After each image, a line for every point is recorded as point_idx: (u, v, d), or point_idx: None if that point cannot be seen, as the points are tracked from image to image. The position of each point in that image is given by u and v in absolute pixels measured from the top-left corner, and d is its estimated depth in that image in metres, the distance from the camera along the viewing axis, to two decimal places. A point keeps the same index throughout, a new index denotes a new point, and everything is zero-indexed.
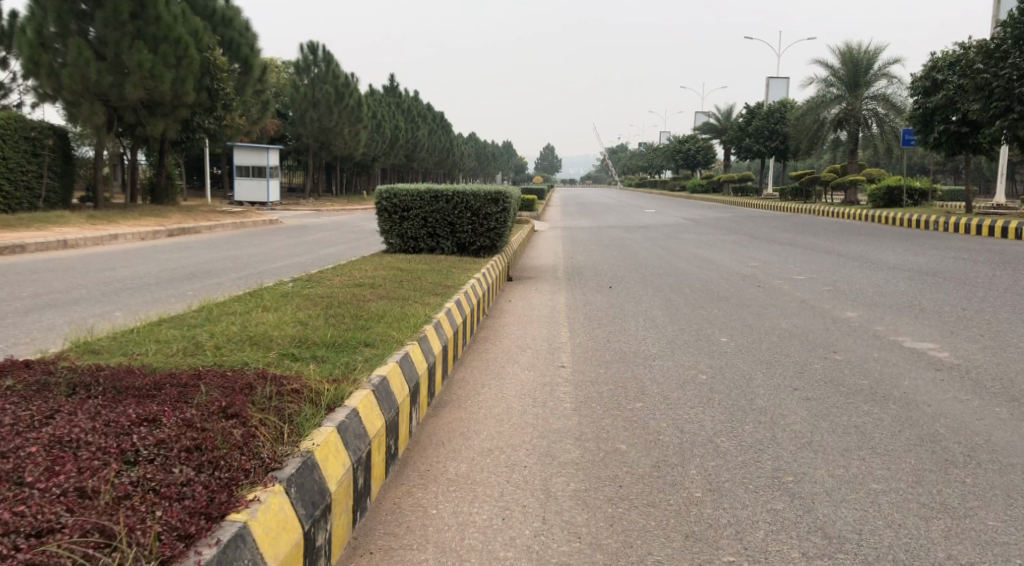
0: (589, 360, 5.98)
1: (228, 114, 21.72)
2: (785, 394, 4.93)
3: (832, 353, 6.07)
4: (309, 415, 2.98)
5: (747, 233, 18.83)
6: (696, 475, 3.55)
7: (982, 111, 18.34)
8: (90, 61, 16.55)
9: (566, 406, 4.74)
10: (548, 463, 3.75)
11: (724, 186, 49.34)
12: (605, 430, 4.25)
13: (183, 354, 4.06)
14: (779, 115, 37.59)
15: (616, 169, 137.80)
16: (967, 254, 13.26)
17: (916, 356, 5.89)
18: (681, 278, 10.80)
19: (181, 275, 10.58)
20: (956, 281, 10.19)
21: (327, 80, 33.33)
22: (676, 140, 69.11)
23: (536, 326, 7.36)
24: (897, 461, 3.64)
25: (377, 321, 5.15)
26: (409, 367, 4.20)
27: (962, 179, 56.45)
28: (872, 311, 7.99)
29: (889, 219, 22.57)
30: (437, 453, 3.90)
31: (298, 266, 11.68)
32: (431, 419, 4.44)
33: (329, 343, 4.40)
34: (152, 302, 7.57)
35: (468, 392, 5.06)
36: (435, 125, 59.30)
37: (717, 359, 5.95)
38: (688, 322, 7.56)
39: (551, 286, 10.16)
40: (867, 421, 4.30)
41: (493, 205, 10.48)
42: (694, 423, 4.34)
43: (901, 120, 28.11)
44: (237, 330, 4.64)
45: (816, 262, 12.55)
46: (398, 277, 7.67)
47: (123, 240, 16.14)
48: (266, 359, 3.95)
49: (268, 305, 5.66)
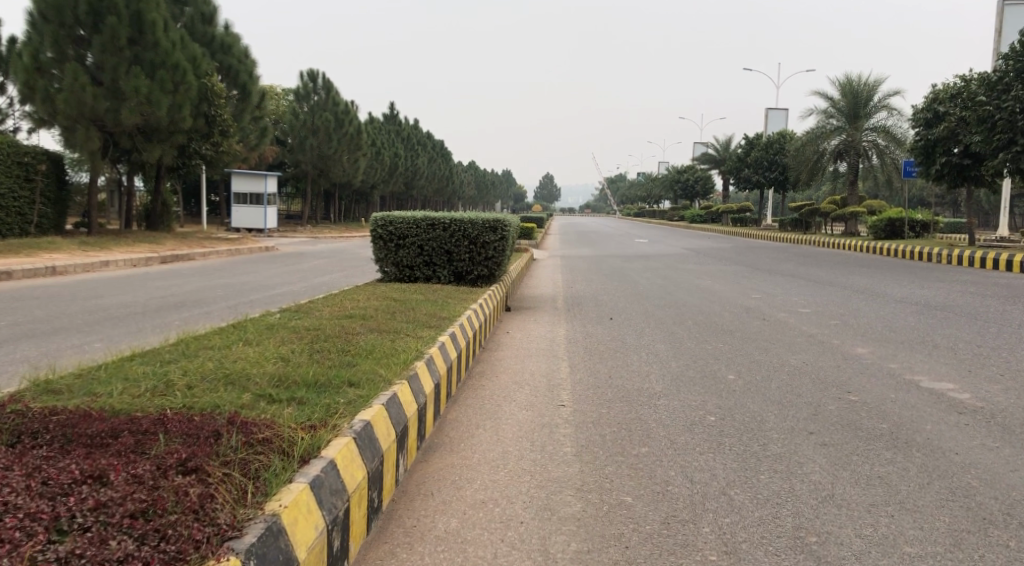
0: (589, 398, 5.64)
1: (226, 140, 21.57)
2: (799, 439, 4.60)
3: (847, 393, 5.76)
4: (279, 470, 2.66)
5: (749, 264, 18.59)
6: (710, 535, 3.22)
7: (985, 144, 18.20)
8: (86, 87, 16.37)
9: (566, 450, 4.41)
10: (546, 519, 3.42)
11: (723, 216, 49.29)
12: (608, 479, 3.92)
13: (150, 395, 3.74)
14: (779, 146, 37.62)
15: (615, 199, 138.24)
16: (976, 288, 13.00)
17: (935, 397, 5.57)
18: (682, 310, 10.51)
19: (168, 304, 10.28)
20: (966, 316, 9.91)
21: (326, 107, 33.34)
22: (674, 171, 69.34)
23: (534, 361, 7.04)
24: (930, 520, 3.31)
25: (364, 357, 4.83)
26: (397, 411, 3.88)
27: (961, 211, 56.48)
28: (884, 347, 7.68)
29: (892, 251, 22.35)
30: (425, 506, 3.56)
31: (289, 295, 11.36)
32: (421, 466, 4.11)
33: (311, 383, 4.07)
34: (133, 333, 7.25)
35: (461, 434, 4.73)
36: (435, 154, 59.48)
37: (726, 398, 5.64)
38: (692, 357, 7.24)
39: (551, 317, 9.85)
40: (891, 471, 3.97)
41: (491, 234, 10.21)
42: (704, 471, 4.02)
43: (902, 151, 28.02)
44: (213, 368, 4.32)
45: (821, 295, 12.28)
46: (391, 308, 7.37)
47: (115, 267, 15.85)
48: (240, 402, 3.62)
49: (252, 338, 5.34)
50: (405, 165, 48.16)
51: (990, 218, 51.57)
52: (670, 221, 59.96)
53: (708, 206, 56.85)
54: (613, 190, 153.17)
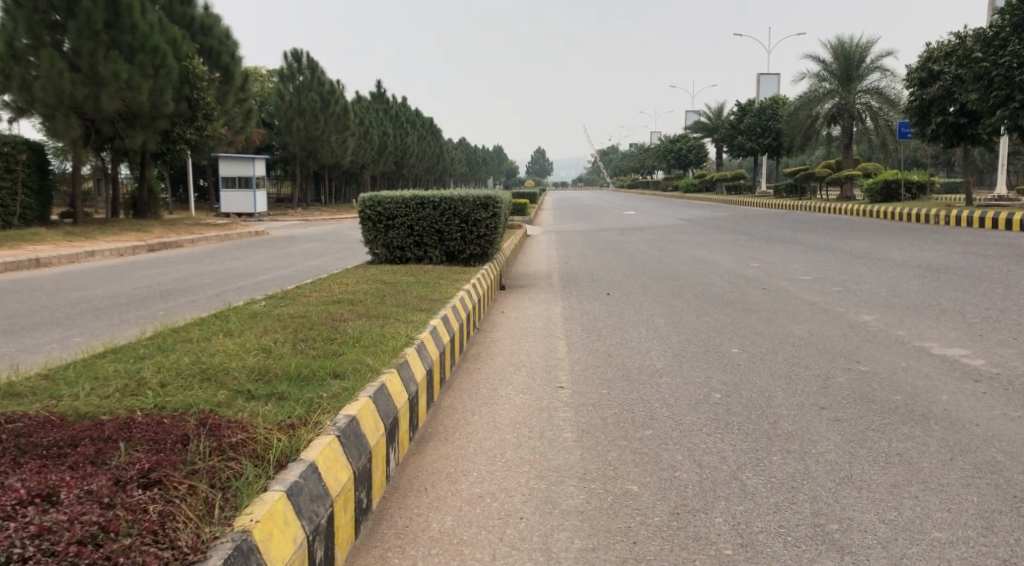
0: (589, 379, 5.41)
1: (210, 124, 21.14)
2: (811, 415, 4.39)
3: (857, 363, 5.55)
4: (251, 479, 2.42)
5: (746, 233, 18.34)
6: (723, 526, 2.99)
7: (981, 101, 17.92)
8: (63, 74, 15.93)
9: (566, 436, 4.18)
10: (548, 513, 3.19)
11: (718, 184, 48.94)
12: (612, 466, 3.69)
13: (120, 396, 3.49)
14: (771, 111, 37.23)
15: (607, 171, 137.35)
16: (976, 249, 12.82)
17: (948, 365, 5.35)
18: (681, 282, 10.28)
19: (153, 293, 10.00)
20: (970, 278, 9.70)
21: (312, 88, 32.81)
22: (666, 140, 68.94)
23: (531, 341, 6.80)
24: (957, 501, 3.09)
25: (350, 345, 4.58)
26: (386, 403, 3.64)
27: (956, 170, 56.25)
28: (889, 314, 7.46)
29: (889, 214, 22.14)
30: (419, 503, 3.34)
31: (278, 281, 11.09)
32: (413, 459, 3.87)
33: (293, 377, 3.83)
34: (114, 325, 6.99)
35: (456, 422, 4.50)
36: (425, 132, 58.91)
37: (731, 373, 5.42)
38: (692, 331, 7.01)
39: (546, 295, 9.60)
40: (911, 447, 3.76)
41: (483, 211, 9.93)
42: (713, 454, 3.80)
43: (896, 113, 27.71)
44: (190, 363, 4.08)
45: (820, 261, 12.06)
46: (381, 292, 7.11)
47: (101, 257, 15.54)
48: (216, 400, 3.38)
49: (233, 329, 5.09)
50: (395, 144, 47.61)
51: (984, 175, 51.43)
52: (664, 191, 59.57)
53: (702, 174, 56.48)
54: (606, 161, 152.28)
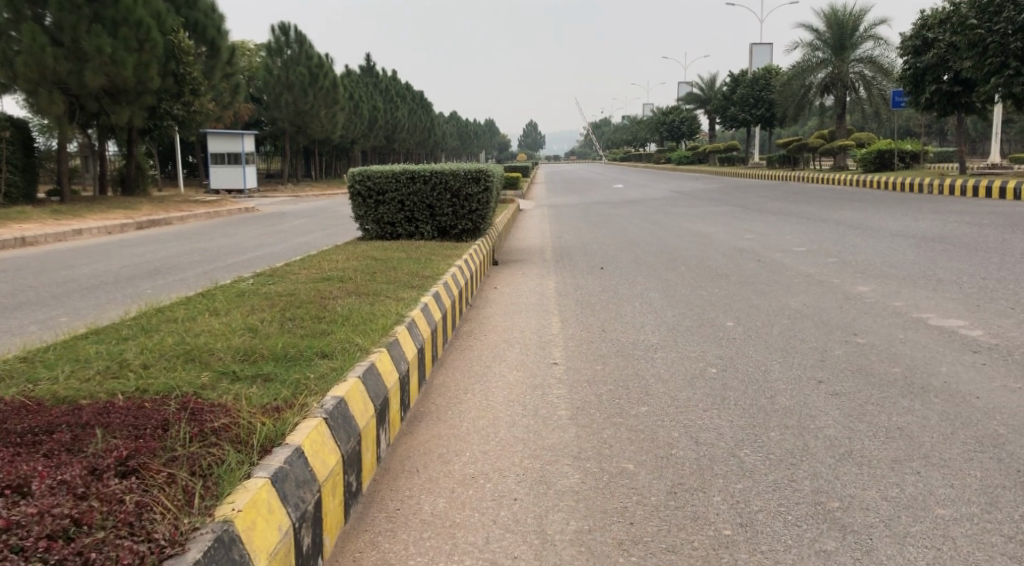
0: (583, 355, 5.33)
1: (197, 99, 20.81)
2: (808, 388, 4.33)
3: (853, 336, 5.48)
4: (233, 466, 2.33)
5: (739, 204, 18.23)
6: (722, 506, 2.92)
7: (975, 69, 17.76)
8: (46, 49, 15.59)
9: (560, 414, 4.10)
10: (542, 494, 3.12)
11: (710, 156, 48.70)
12: (607, 445, 3.62)
13: (100, 378, 3.39)
14: (764, 82, 36.95)
15: (599, 144, 136.55)
16: (970, 218, 12.76)
17: (946, 336, 5.29)
18: (675, 255, 10.19)
19: (142, 272, 9.84)
20: (964, 247, 9.64)
21: (300, 62, 32.12)
22: (659, 112, 68.46)
23: (524, 317, 6.71)
24: (960, 476, 3.03)
25: (339, 324, 4.48)
26: (376, 383, 3.55)
27: (948, 139, 56.09)
28: (885, 284, 7.39)
29: (882, 184, 22.04)
30: (411, 485, 3.26)
31: (268, 258, 10.94)
32: (404, 440, 3.79)
33: (280, 358, 3.73)
34: (100, 304, 6.85)
35: (449, 401, 4.42)
36: (415, 106, 58.31)
37: (727, 347, 5.34)
38: (687, 305, 6.93)
39: (538, 270, 9.50)
40: (911, 421, 3.70)
41: (474, 185, 9.78)
42: (709, 431, 3.73)
43: (890, 81, 27.49)
44: (174, 343, 3.97)
45: (814, 232, 11.98)
46: (371, 268, 6.99)
47: (88, 235, 15.33)
48: (200, 382, 3.28)
49: (219, 308, 4.98)
50: (385, 118, 47.08)
51: (977, 144, 51.33)
52: (656, 164, 59.30)
53: (694, 146, 56.18)
54: (598, 134, 151.34)
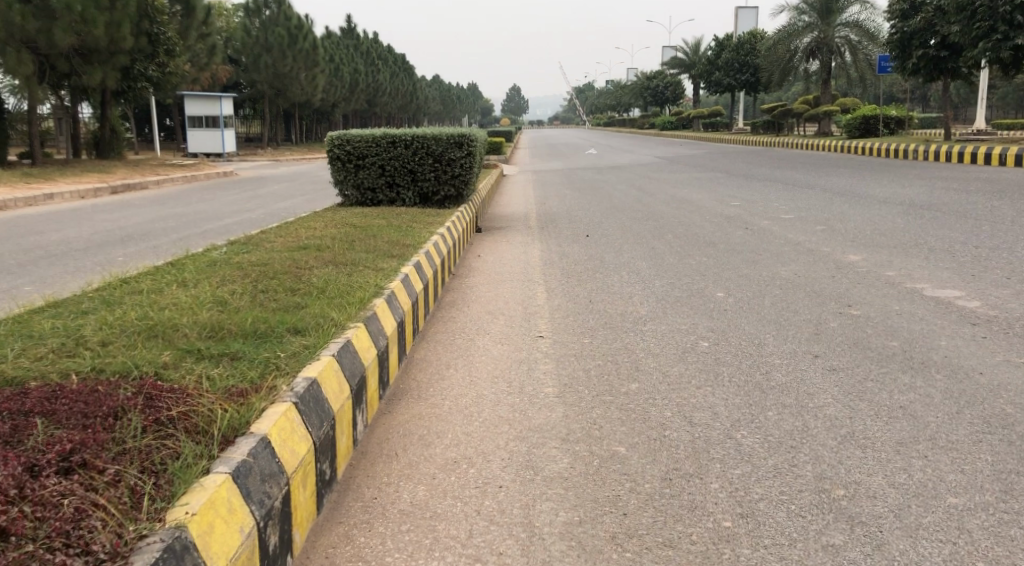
0: (569, 328, 5.13)
1: (172, 60, 20.17)
2: (805, 363, 4.16)
3: (848, 307, 5.32)
4: (190, 461, 2.11)
5: (725, 170, 18.01)
6: (720, 494, 2.76)
7: (964, 34, 17.55)
8: (11, 5, 14.94)
9: (547, 392, 3.91)
10: (530, 481, 2.93)
11: (694, 122, 48.32)
12: (597, 425, 3.44)
13: (54, 357, 3.11)
14: (749, 46, 36.55)
15: (584, 109, 135.32)
16: (957, 184, 12.64)
17: (942, 307, 5.15)
18: (661, 222, 9.97)
19: (114, 238, 9.49)
20: (953, 214, 9.53)
21: (279, 23, 31.32)
22: (644, 77, 67.81)
23: (508, 287, 6.48)
24: (969, 460, 2.88)
25: (314, 297, 4.23)
26: (351, 362, 3.32)
27: (931, 105, 56.08)
28: (877, 253, 7.24)
29: (867, 150, 21.89)
30: (389, 470, 3.07)
31: (245, 224, 10.58)
32: (383, 420, 3.58)
33: (249, 334, 3.48)
34: (66, 274, 6.52)
35: (431, 377, 4.21)
36: (397, 69, 57.30)
37: (718, 319, 5.16)
38: (675, 274, 6.73)
39: (522, 237, 9.28)
40: (914, 399, 3.54)
41: (457, 149, 9.49)
42: (704, 410, 3.56)
43: (876, 46, 27.21)
44: (137, 317, 3.69)
45: (801, 199, 11.82)
46: (350, 236, 6.72)
47: (60, 200, 14.86)
48: (161, 361, 3.02)
49: (187, 280, 4.69)
50: (365, 81, 46.10)
51: (960, 110, 51.33)
52: (639, 129, 58.81)
53: (678, 112, 55.71)
54: (583, 99, 150.08)
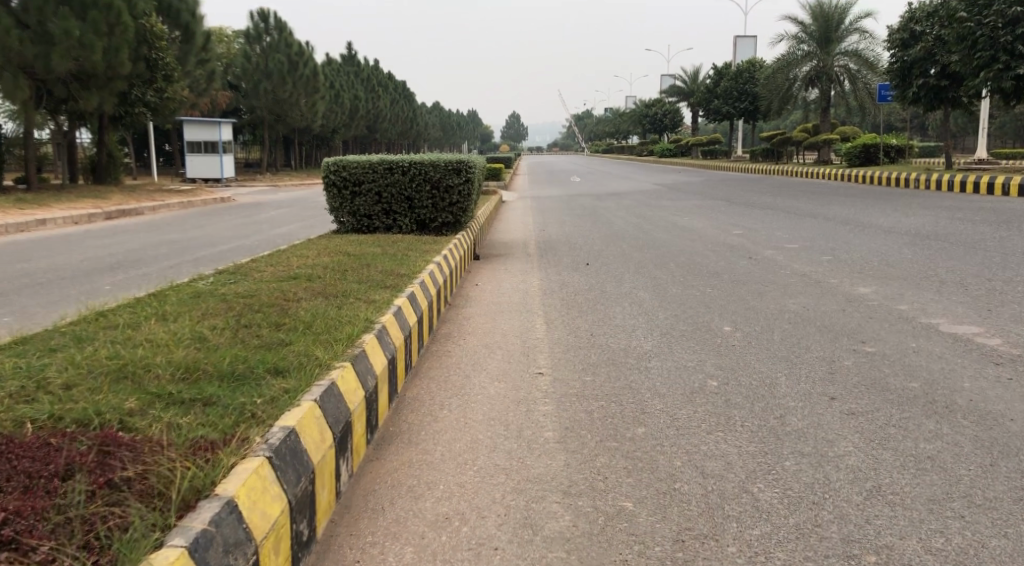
0: (570, 364, 4.88)
1: (170, 86, 20.06)
2: (821, 407, 3.90)
3: (862, 344, 5.08)
4: (140, 536, 1.85)
5: (727, 198, 17.84)
6: (739, 560, 2.50)
7: (965, 63, 17.47)
8: (9, 31, 14.83)
9: (547, 437, 3.65)
10: (528, 542, 2.67)
11: (693, 149, 48.38)
12: (601, 476, 3.18)
13: (9, 403, 2.82)
14: (748, 74, 36.63)
15: (584, 136, 136.16)
16: (962, 214, 12.44)
17: (960, 345, 4.90)
18: (663, 251, 9.75)
19: (102, 266, 9.23)
20: (961, 245, 9.32)
21: (279, 49, 31.36)
22: (643, 105, 68.01)
23: (507, 319, 6.24)
24: (1012, 523, 2.65)
25: (299, 333, 3.97)
26: (336, 407, 3.06)
27: (929, 133, 56.35)
28: (887, 286, 7.01)
29: (868, 178, 21.75)
30: (374, 528, 2.80)
31: (238, 252, 10.33)
32: (371, 469, 3.32)
33: (225, 376, 3.21)
34: (46, 304, 6.27)
35: (422, 420, 3.94)
36: (397, 95, 57.43)
37: (726, 356, 4.91)
38: (680, 306, 6.48)
39: (522, 265, 9.05)
40: (942, 448, 3.30)
41: (455, 176, 9.30)
42: (715, 458, 3.30)
43: (876, 75, 27.21)
44: (106, 355, 3.41)
45: (804, 228, 11.61)
46: (342, 266, 6.47)
47: (53, 226, 14.63)
48: (126, 407, 2.75)
49: (167, 313, 4.42)
50: (365, 107, 46.19)
51: (959, 139, 51.47)
52: (639, 157, 58.92)
53: (677, 140, 55.75)
54: (581, 127, 151.02)
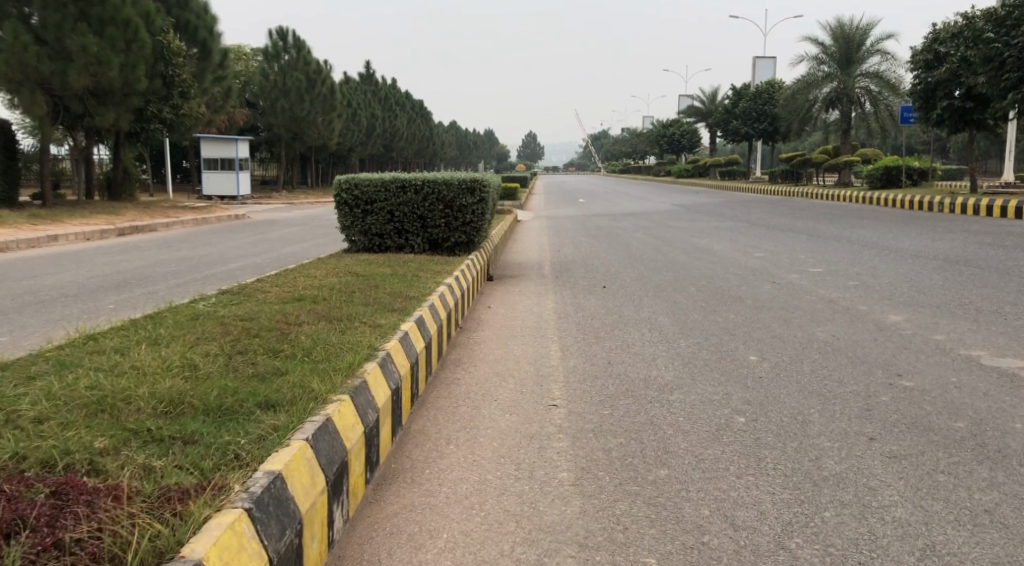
0: (587, 396, 4.58)
1: (186, 102, 20.03)
2: (858, 449, 3.58)
3: (899, 378, 4.75)
4: None
5: (746, 220, 17.48)
6: None
7: (992, 84, 17.09)
8: (27, 46, 14.81)
9: (561, 478, 3.36)
10: None
11: (712, 170, 47.97)
12: (621, 526, 2.88)
13: None
14: (767, 95, 36.30)
15: (601, 157, 136.44)
16: (991, 239, 12.06)
17: (1006, 381, 4.57)
18: (682, 274, 9.44)
19: (109, 284, 9.06)
20: (993, 271, 8.96)
21: (297, 67, 31.44)
22: (660, 125, 67.76)
23: (520, 344, 5.97)
24: None
25: (297, 362, 3.71)
26: (330, 447, 2.78)
27: (951, 155, 55.67)
28: (919, 314, 6.67)
29: (890, 201, 21.33)
30: None
31: (246, 270, 10.14)
32: (370, 514, 3.04)
33: (212, 410, 2.95)
34: (44, 324, 6.06)
35: (427, 456, 3.67)
36: (414, 114, 57.54)
37: (753, 390, 4.59)
38: (701, 333, 6.18)
39: (536, 287, 8.78)
40: (1000, 500, 2.99)
41: (468, 196, 9.08)
42: (748, 508, 3.00)
43: (898, 97, 26.86)
44: (87, 386, 3.16)
45: (828, 251, 11.26)
46: (349, 288, 6.23)
47: (65, 241, 14.53)
48: (98, 447, 2.50)
49: (160, 337, 4.20)
50: (382, 126, 46.24)
51: (984, 162, 50.77)
52: (657, 177, 58.61)
53: (695, 160, 55.37)
54: (597, 147, 151.12)
